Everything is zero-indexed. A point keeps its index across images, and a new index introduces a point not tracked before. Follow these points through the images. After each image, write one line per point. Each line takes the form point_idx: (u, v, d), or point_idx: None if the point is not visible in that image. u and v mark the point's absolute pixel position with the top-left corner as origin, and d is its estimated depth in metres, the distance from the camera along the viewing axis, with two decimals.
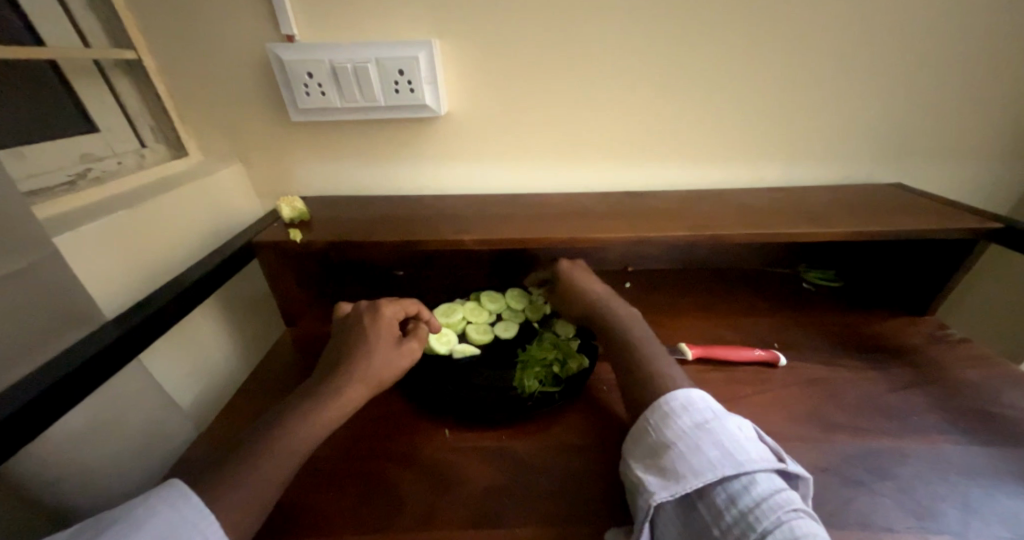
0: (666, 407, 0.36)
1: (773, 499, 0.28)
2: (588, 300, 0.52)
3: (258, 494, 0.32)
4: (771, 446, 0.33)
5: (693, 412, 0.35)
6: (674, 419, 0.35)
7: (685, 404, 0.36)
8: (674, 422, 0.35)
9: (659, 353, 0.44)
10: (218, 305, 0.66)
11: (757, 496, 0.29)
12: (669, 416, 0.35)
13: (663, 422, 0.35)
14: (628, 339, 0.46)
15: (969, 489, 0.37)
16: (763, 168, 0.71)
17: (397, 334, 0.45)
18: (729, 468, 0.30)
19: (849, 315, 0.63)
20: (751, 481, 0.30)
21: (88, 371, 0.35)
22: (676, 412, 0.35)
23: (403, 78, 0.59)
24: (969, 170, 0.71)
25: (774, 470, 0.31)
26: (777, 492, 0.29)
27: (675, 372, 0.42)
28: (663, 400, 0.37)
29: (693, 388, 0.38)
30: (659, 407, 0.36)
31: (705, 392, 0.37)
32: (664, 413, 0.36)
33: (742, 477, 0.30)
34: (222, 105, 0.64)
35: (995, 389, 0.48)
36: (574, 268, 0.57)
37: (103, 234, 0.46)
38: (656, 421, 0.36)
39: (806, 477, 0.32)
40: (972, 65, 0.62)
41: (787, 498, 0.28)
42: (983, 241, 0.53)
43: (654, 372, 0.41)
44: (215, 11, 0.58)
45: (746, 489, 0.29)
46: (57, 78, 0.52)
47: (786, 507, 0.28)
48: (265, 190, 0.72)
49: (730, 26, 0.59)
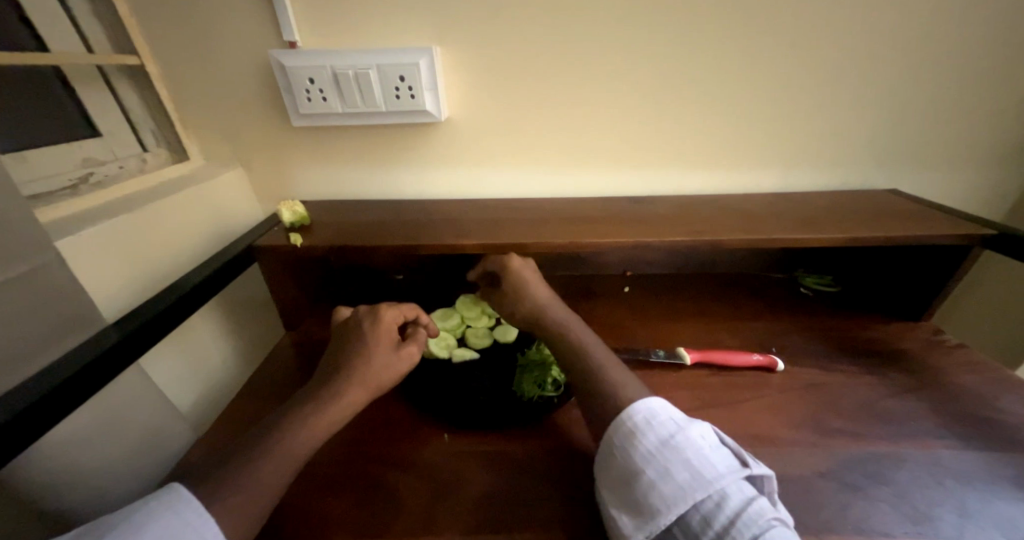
0: (628, 427, 0.35)
1: (745, 514, 0.28)
2: (529, 300, 0.50)
3: (254, 501, 0.31)
4: (732, 447, 0.33)
5: (655, 428, 0.34)
6: (638, 440, 0.34)
7: (647, 418, 0.35)
8: (639, 444, 0.34)
9: (615, 364, 0.43)
10: (219, 309, 0.66)
11: (730, 513, 0.29)
12: (633, 437, 0.34)
13: (628, 444, 0.34)
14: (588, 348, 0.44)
15: (965, 494, 0.37)
16: (762, 175, 0.71)
17: (396, 338, 0.45)
18: (699, 492, 0.30)
19: (846, 320, 0.63)
20: (722, 497, 0.30)
21: (90, 375, 0.35)
22: (639, 429, 0.35)
23: (404, 84, 0.60)
24: (964, 176, 0.71)
25: (741, 477, 0.31)
26: (747, 505, 0.29)
27: (625, 373, 0.41)
28: (624, 418, 0.36)
29: (652, 396, 0.37)
30: (619, 429, 0.35)
31: (664, 399, 0.37)
32: (626, 435, 0.35)
33: (713, 495, 0.30)
34: (225, 110, 0.65)
35: (991, 394, 0.49)
36: (526, 269, 0.53)
37: (104, 240, 0.46)
38: (621, 444, 0.35)
39: (769, 475, 0.32)
40: (966, 73, 0.62)
41: (758, 507, 0.29)
42: (978, 246, 0.54)
43: (621, 386, 0.39)
44: (218, 17, 0.58)
45: (719, 508, 0.29)
46: (61, 84, 0.52)
47: (759, 519, 0.28)
48: (266, 194, 0.73)
49: (728, 33, 0.60)
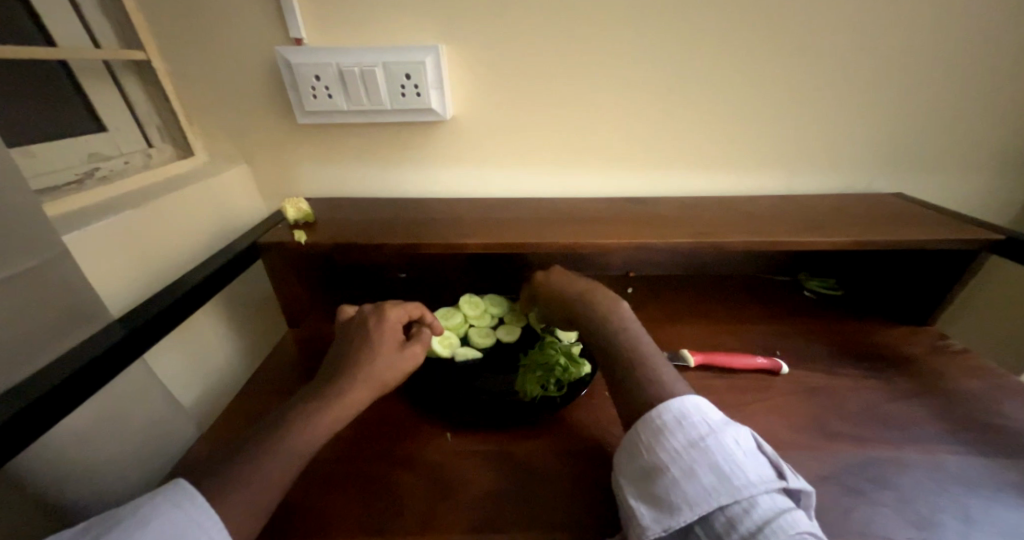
0: (658, 423, 0.35)
1: (774, 523, 0.27)
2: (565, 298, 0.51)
3: (259, 496, 0.31)
4: (769, 456, 0.32)
5: (686, 428, 0.33)
6: (666, 437, 0.33)
7: (679, 417, 0.34)
8: (668, 441, 0.33)
9: (654, 354, 0.42)
10: (223, 305, 0.66)
11: (758, 520, 0.28)
12: (661, 434, 0.34)
13: (656, 441, 0.34)
14: (625, 340, 0.44)
15: (968, 500, 0.37)
16: (766, 177, 0.71)
17: (400, 338, 0.45)
18: (726, 496, 0.29)
19: (850, 323, 0.63)
20: (751, 504, 0.29)
21: (97, 369, 0.35)
22: (668, 427, 0.34)
23: (409, 82, 0.60)
24: (970, 180, 0.71)
25: (775, 488, 0.30)
26: (779, 515, 0.28)
27: (669, 365, 0.41)
28: (655, 414, 0.35)
29: (689, 395, 0.36)
30: (649, 424, 0.35)
31: (701, 399, 0.36)
32: (655, 431, 0.34)
33: (741, 501, 0.29)
34: (230, 106, 0.65)
35: (995, 399, 0.49)
36: (551, 277, 0.55)
37: (110, 235, 0.46)
38: (648, 439, 0.34)
39: (807, 491, 0.31)
40: (974, 77, 0.62)
41: (791, 519, 0.27)
42: (984, 251, 0.54)
43: (656, 379, 0.39)
44: (224, 12, 0.58)
45: (746, 513, 0.28)
46: (68, 79, 0.52)
47: (789, 530, 0.26)
48: (270, 191, 0.73)
49: (735, 34, 0.59)
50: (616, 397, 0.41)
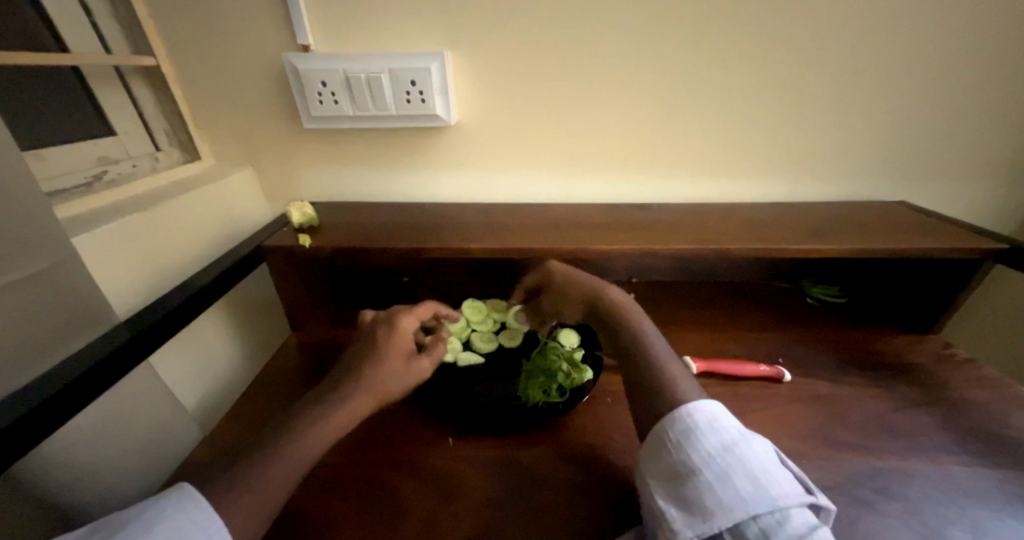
0: (690, 426, 0.34)
1: (811, 536, 0.27)
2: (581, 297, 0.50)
3: (262, 501, 0.31)
4: (795, 472, 0.32)
5: (719, 434, 0.33)
6: (699, 441, 0.33)
7: (711, 422, 0.34)
8: (700, 445, 0.33)
9: (668, 357, 0.42)
10: (227, 308, 0.67)
11: (794, 533, 0.27)
12: (692, 435, 0.33)
13: (687, 443, 0.33)
14: (640, 343, 0.43)
15: (976, 511, 0.37)
16: (769, 184, 0.71)
17: (409, 350, 0.45)
18: (762, 505, 0.29)
19: (853, 331, 0.63)
20: (785, 516, 0.28)
21: (102, 373, 0.35)
22: (700, 431, 0.33)
23: (414, 88, 0.61)
24: (972, 189, 0.71)
25: (805, 503, 0.29)
26: (815, 529, 0.27)
27: (684, 368, 0.41)
28: (687, 416, 0.34)
29: (715, 402, 0.36)
30: (681, 425, 0.34)
31: (728, 408, 0.36)
32: (687, 433, 0.33)
33: (774, 512, 0.29)
34: (237, 111, 0.65)
35: (1002, 409, 0.48)
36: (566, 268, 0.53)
37: (117, 238, 0.47)
38: (677, 439, 0.34)
39: (832, 510, 0.31)
40: (976, 86, 0.62)
41: (825, 535, 0.27)
42: (988, 260, 0.54)
43: (669, 382, 0.38)
44: (232, 19, 0.59)
45: (780, 524, 0.28)
46: (78, 83, 0.53)
47: None
48: (275, 195, 0.73)
49: (737, 43, 0.60)
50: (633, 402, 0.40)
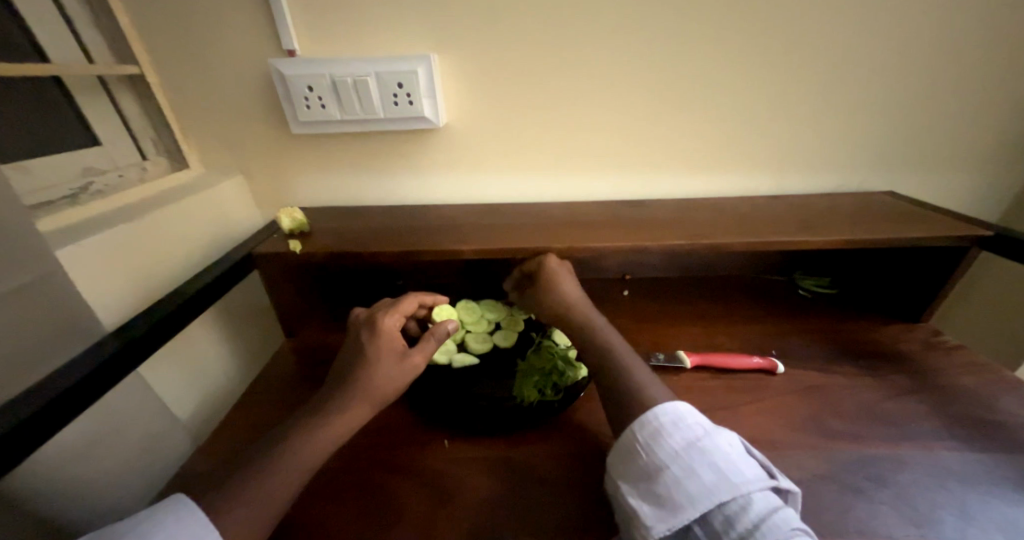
0: (654, 424, 0.34)
1: (770, 521, 0.27)
2: (564, 304, 0.50)
3: (259, 511, 0.31)
4: (759, 459, 0.32)
5: (683, 429, 0.34)
6: (665, 438, 0.33)
7: (675, 419, 0.34)
8: (665, 441, 0.33)
9: (638, 361, 0.42)
10: (219, 317, 0.66)
11: (755, 518, 0.28)
12: (658, 435, 0.34)
13: (653, 441, 0.34)
14: (610, 350, 0.44)
15: (966, 496, 0.37)
16: (759, 178, 0.72)
17: (399, 349, 0.43)
18: (726, 493, 0.29)
19: (845, 321, 0.63)
20: (748, 501, 0.29)
21: (90, 384, 0.35)
22: (665, 429, 0.34)
23: (402, 91, 0.60)
24: (960, 178, 0.72)
25: (769, 487, 0.30)
26: (775, 512, 0.28)
27: (650, 372, 0.42)
28: (651, 416, 0.35)
29: (678, 400, 0.37)
30: (646, 424, 0.35)
31: (692, 405, 0.36)
32: (652, 431, 0.34)
33: (738, 498, 0.29)
34: (224, 118, 0.65)
35: (990, 395, 0.49)
36: (561, 267, 0.54)
37: (104, 249, 0.46)
38: (645, 439, 0.34)
39: (796, 492, 0.31)
40: (959, 76, 0.63)
41: (785, 517, 0.28)
42: (975, 248, 0.54)
43: (642, 384, 0.39)
44: (216, 25, 0.59)
45: (744, 511, 0.28)
46: (61, 93, 0.52)
47: (785, 527, 0.27)
48: (266, 202, 0.73)
49: (721, 38, 0.60)
50: (606, 405, 0.40)
